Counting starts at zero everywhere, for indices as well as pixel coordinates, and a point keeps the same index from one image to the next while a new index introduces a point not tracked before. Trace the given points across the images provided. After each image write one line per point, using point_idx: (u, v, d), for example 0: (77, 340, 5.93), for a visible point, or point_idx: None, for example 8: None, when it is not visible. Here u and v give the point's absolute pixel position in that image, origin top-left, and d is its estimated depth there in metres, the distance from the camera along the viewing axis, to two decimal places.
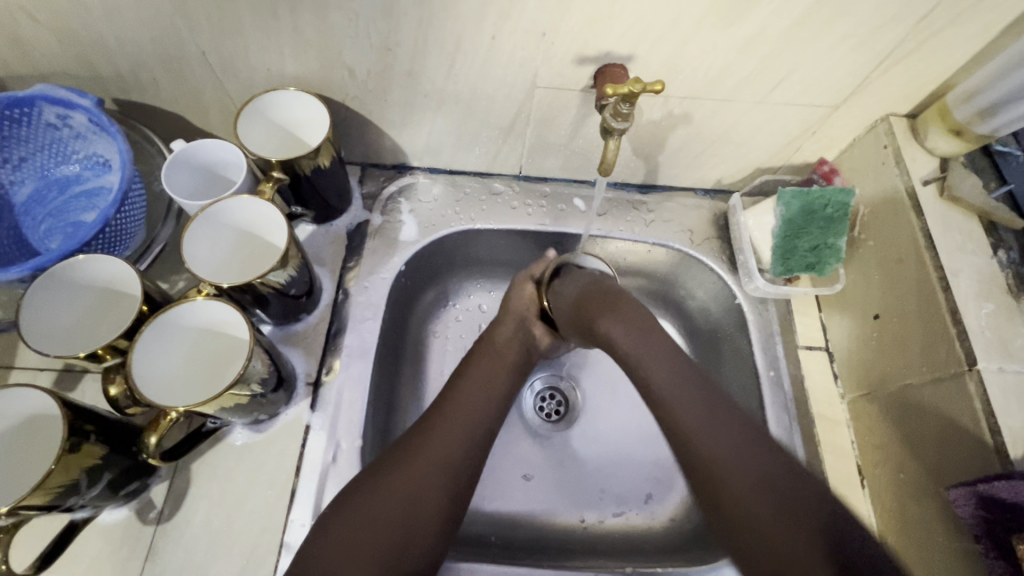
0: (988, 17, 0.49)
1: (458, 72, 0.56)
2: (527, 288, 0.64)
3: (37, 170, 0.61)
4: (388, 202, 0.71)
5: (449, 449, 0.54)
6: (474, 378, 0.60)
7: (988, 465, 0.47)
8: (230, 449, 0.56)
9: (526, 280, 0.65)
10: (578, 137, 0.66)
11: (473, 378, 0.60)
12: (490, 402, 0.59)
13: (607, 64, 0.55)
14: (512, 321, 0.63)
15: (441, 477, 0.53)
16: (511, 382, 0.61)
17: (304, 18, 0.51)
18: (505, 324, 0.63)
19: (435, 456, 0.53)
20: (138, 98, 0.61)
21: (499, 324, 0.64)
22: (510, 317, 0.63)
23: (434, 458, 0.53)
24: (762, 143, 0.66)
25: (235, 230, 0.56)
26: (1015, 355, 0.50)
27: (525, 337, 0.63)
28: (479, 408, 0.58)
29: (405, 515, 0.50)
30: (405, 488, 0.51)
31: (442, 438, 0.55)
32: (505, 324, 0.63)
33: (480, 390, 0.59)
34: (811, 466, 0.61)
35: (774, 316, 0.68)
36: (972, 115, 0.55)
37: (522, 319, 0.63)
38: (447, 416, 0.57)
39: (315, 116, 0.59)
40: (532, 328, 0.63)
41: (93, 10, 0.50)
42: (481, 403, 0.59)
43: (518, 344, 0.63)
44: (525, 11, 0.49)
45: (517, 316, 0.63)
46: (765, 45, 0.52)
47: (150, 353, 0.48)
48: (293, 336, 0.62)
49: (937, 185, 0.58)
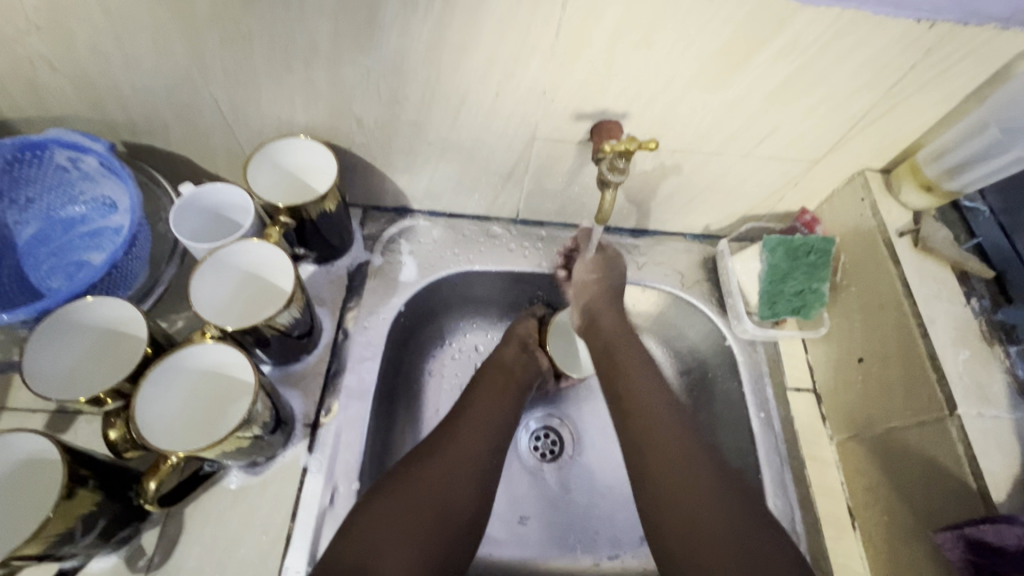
0: (950, 86, 0.53)
1: (461, 124, 0.59)
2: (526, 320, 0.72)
3: (44, 210, 0.61)
4: (388, 244, 0.72)
5: (472, 444, 0.57)
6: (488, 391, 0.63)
7: (972, 509, 0.49)
8: (225, 493, 0.55)
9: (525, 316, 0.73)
10: (574, 185, 0.69)
11: (488, 389, 0.63)
12: (502, 414, 0.61)
13: (602, 120, 0.58)
14: (516, 343, 0.69)
15: (465, 479, 0.54)
16: (519, 397, 0.64)
17: (317, 72, 0.53)
18: (511, 344, 0.69)
19: (461, 448, 0.56)
20: (147, 141, 0.63)
21: (502, 346, 0.69)
22: (514, 340, 0.69)
23: (458, 452, 0.56)
24: (748, 193, 0.69)
25: (241, 272, 0.57)
26: (991, 401, 0.53)
27: (528, 358, 0.68)
28: (493, 423, 0.60)
29: (440, 501, 0.52)
30: (434, 481, 0.53)
31: (463, 441, 0.57)
32: (507, 348, 0.68)
33: (492, 400, 0.62)
34: (803, 507, 0.62)
35: (764, 358, 0.70)
36: (940, 172, 0.59)
37: (525, 342, 0.69)
38: (459, 427, 0.58)
39: (322, 162, 0.61)
40: (536, 354, 0.69)
41: (113, 60, 0.52)
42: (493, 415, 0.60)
43: (524, 363, 0.68)
44: (527, 72, 0.53)
45: (518, 338, 0.70)
46: (749, 107, 0.56)
47: (155, 396, 0.48)
48: (292, 376, 0.62)
49: (911, 236, 0.62)
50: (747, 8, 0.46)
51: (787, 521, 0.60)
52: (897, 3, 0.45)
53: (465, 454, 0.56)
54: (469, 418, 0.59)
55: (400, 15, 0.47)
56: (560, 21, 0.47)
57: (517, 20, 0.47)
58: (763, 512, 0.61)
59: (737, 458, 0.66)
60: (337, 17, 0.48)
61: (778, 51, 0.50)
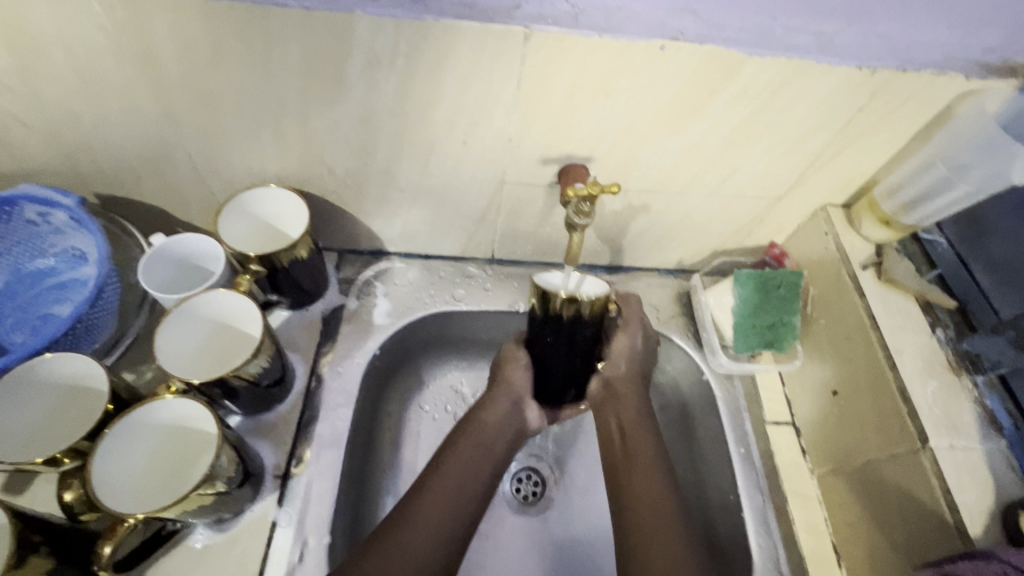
0: (897, 127, 0.55)
1: (431, 171, 0.61)
2: (516, 354, 0.61)
3: (12, 264, 0.61)
4: (363, 287, 0.72)
5: (462, 477, 0.53)
6: (447, 478, 0.53)
7: (951, 544, 0.49)
8: (188, 554, 0.53)
9: (515, 346, 0.62)
10: (547, 225, 0.70)
11: (445, 480, 0.53)
12: (452, 520, 0.50)
13: (569, 163, 0.59)
14: (507, 400, 0.59)
15: (441, 519, 0.50)
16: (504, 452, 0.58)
17: (288, 126, 0.55)
18: (498, 404, 0.59)
19: (455, 479, 0.53)
20: (120, 194, 0.63)
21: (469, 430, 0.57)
22: (504, 395, 0.59)
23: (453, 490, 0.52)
24: (717, 230, 0.71)
25: (209, 322, 0.56)
26: (962, 432, 0.53)
27: (516, 416, 0.59)
28: (472, 481, 0.54)
29: (448, 523, 0.50)
30: (431, 522, 0.50)
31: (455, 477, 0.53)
32: (491, 437, 0.57)
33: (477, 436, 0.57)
34: (788, 545, 0.61)
35: (741, 392, 0.70)
36: (897, 208, 0.62)
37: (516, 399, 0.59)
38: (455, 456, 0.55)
39: (293, 211, 0.61)
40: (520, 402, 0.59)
41: (84, 118, 0.53)
42: (427, 521, 0.50)
43: (510, 426, 0.59)
44: (492, 121, 0.54)
45: (512, 398, 0.59)
46: (709, 149, 0.58)
47: (116, 456, 0.47)
48: (263, 426, 0.61)
49: (874, 269, 0.64)
50: (697, 60, 0.48)
51: (773, 562, 0.59)
52: (835, 53, 0.48)
53: (455, 487, 0.52)
54: (458, 460, 0.54)
55: (364, 70, 0.49)
56: (519, 74, 0.49)
57: (478, 72, 0.49)
58: (748, 553, 0.60)
59: (719, 496, 0.66)
60: (305, 74, 0.49)
61: (731, 98, 0.52)
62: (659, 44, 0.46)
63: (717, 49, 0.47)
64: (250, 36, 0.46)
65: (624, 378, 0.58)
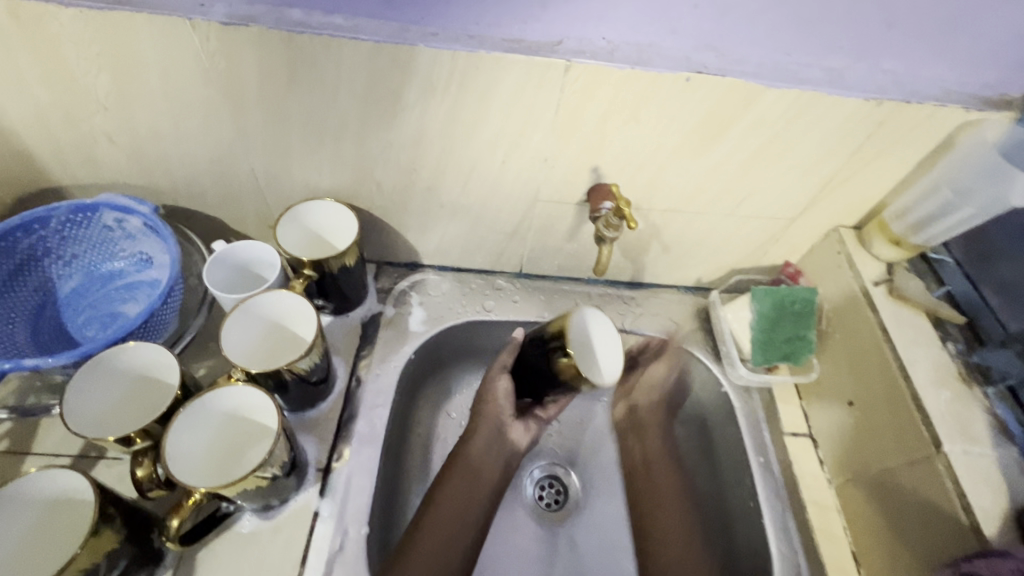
0: (902, 154, 0.60)
1: (470, 189, 0.66)
2: (500, 382, 0.64)
3: (85, 266, 0.67)
4: (400, 296, 0.77)
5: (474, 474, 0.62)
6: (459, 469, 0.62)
7: (967, 545, 0.51)
8: (237, 537, 0.57)
9: (500, 372, 0.65)
10: (574, 241, 0.74)
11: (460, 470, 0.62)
12: (472, 505, 0.60)
13: (598, 183, 0.64)
14: (487, 431, 0.63)
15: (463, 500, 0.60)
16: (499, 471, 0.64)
17: (345, 145, 0.61)
18: (481, 433, 0.64)
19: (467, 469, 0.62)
20: (185, 205, 0.69)
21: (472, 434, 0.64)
22: (486, 424, 0.64)
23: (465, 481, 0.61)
24: (735, 249, 0.75)
25: (265, 321, 0.61)
26: (976, 439, 0.55)
27: (500, 446, 0.64)
28: (485, 469, 0.63)
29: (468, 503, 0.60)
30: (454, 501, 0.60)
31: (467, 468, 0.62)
32: (488, 453, 0.63)
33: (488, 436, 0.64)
34: (806, 551, 0.63)
35: (758, 403, 0.73)
36: (905, 228, 0.65)
37: (498, 426, 0.63)
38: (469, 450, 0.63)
39: (343, 222, 0.66)
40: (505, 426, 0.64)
41: (165, 136, 0.60)
42: (455, 503, 0.60)
43: (495, 453, 0.63)
44: (530, 144, 0.60)
45: (495, 423, 0.63)
46: (728, 171, 0.63)
47: (184, 437, 0.51)
48: (308, 422, 0.65)
49: (886, 285, 0.67)
50: (719, 91, 0.53)
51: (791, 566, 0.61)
52: (846, 85, 0.53)
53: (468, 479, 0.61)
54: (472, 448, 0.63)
55: (420, 96, 0.55)
56: (558, 101, 0.55)
57: (522, 100, 0.55)
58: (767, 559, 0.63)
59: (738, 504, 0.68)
60: (366, 99, 0.55)
61: (750, 124, 0.57)
62: (686, 76, 0.52)
63: (737, 81, 0.52)
64: (323, 65, 0.52)
65: (646, 412, 0.74)
